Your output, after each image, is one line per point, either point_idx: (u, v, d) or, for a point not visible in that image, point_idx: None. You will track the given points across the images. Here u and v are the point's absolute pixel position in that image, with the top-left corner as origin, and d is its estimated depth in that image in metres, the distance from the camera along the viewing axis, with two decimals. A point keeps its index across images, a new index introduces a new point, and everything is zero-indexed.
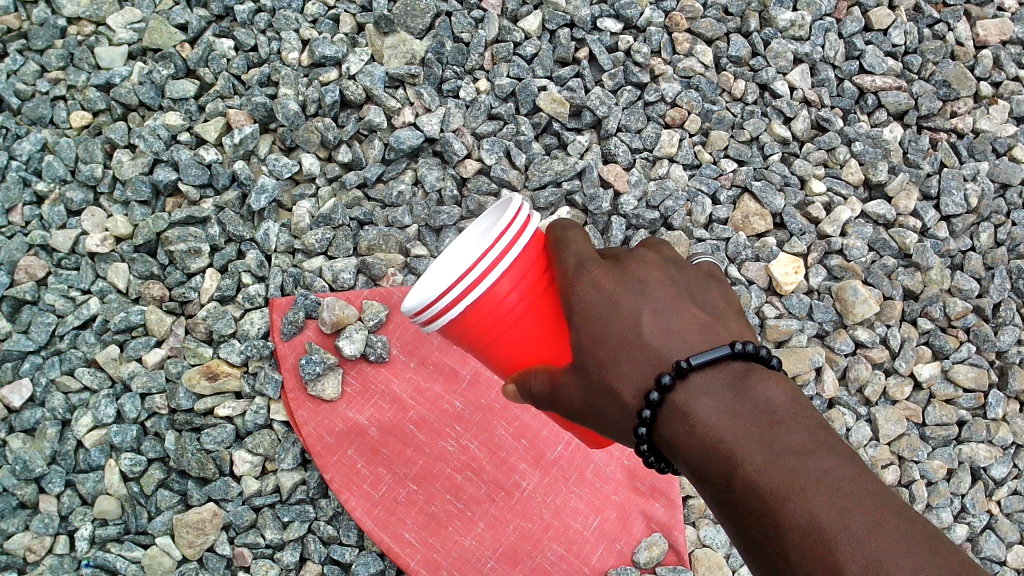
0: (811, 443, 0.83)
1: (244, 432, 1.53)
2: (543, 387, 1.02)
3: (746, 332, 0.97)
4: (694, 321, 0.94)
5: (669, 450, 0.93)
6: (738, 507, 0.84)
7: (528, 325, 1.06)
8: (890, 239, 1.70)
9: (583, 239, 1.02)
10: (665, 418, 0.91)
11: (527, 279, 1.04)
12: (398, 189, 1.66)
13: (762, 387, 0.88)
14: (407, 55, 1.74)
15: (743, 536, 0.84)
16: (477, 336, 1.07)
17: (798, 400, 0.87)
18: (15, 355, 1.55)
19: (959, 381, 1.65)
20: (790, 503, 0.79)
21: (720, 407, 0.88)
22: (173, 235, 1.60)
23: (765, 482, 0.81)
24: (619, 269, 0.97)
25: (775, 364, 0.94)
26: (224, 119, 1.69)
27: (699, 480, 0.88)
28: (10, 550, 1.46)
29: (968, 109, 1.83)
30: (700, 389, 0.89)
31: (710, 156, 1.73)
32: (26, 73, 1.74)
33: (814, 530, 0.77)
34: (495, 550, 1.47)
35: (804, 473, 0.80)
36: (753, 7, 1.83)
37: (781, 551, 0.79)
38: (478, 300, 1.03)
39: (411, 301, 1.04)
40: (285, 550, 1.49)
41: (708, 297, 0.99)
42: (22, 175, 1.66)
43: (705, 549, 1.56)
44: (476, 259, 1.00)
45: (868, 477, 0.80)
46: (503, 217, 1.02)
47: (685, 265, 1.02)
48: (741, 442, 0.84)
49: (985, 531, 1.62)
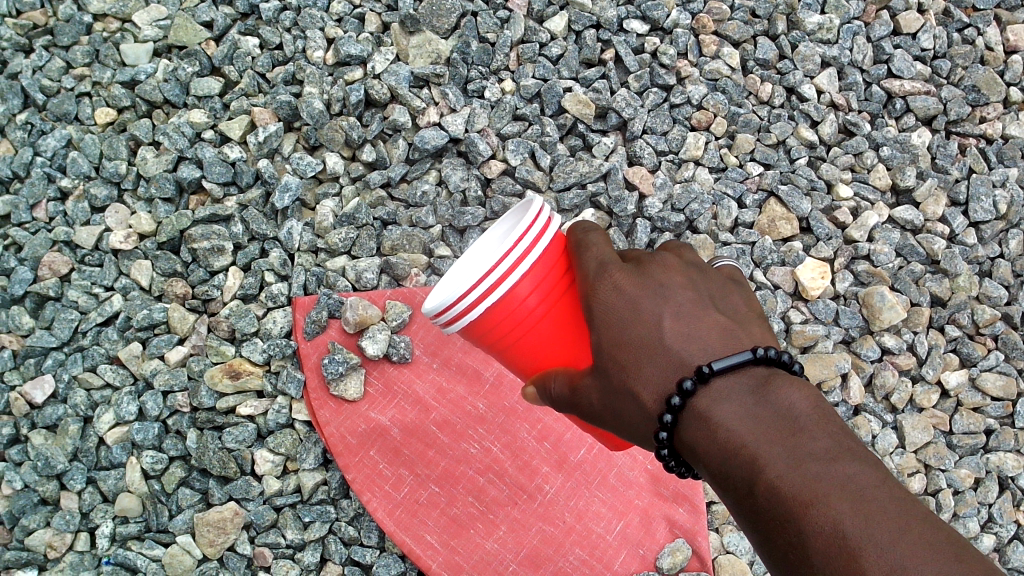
0: (834, 448, 0.81)
1: (266, 431, 1.52)
2: (563, 391, 1.01)
3: (767, 338, 0.96)
4: (715, 325, 0.93)
5: (690, 455, 0.91)
6: (760, 513, 0.82)
7: (548, 326, 1.05)
8: (918, 245, 1.68)
9: (604, 242, 1.01)
10: (686, 423, 0.90)
11: (548, 280, 1.03)
12: (422, 189, 1.65)
13: (784, 392, 0.86)
14: (432, 55, 1.73)
15: (766, 542, 0.82)
16: (496, 338, 1.06)
17: (821, 406, 0.86)
18: (38, 351, 1.56)
19: (987, 389, 1.64)
20: (814, 508, 0.77)
21: (742, 413, 0.86)
22: (196, 233, 1.58)
23: (787, 488, 0.79)
24: (639, 271, 0.96)
25: (798, 369, 0.92)
26: (248, 117, 1.69)
27: (721, 486, 0.87)
28: (31, 546, 1.46)
29: (997, 115, 1.81)
30: (722, 394, 0.88)
31: (736, 159, 1.72)
32: (52, 70, 1.74)
33: (837, 537, 0.75)
34: (517, 553, 1.46)
35: (828, 479, 0.78)
36: (780, 10, 1.82)
37: (804, 558, 0.77)
38: (498, 301, 1.02)
39: (432, 302, 1.03)
40: (306, 551, 1.49)
41: (729, 302, 0.98)
42: (46, 171, 1.66)
43: (728, 555, 1.54)
44: (498, 260, 0.99)
45: (891, 485, 0.78)
46: (524, 220, 1.02)
47: (706, 269, 1.01)
48: (763, 447, 0.83)
49: (1012, 542, 1.61)
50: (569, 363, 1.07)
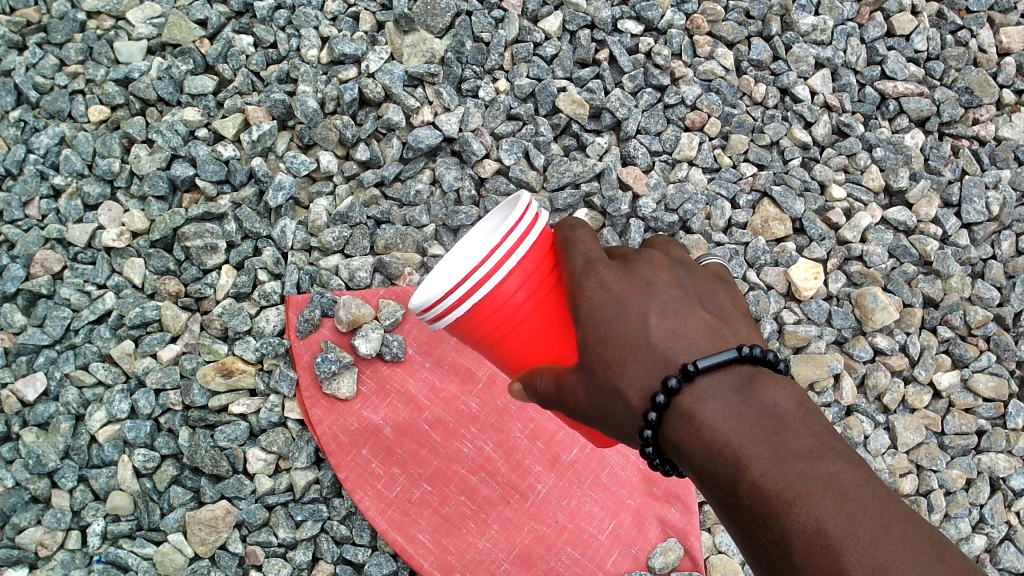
0: (818, 447, 0.81)
1: (259, 429, 1.52)
2: (549, 387, 1.01)
3: (753, 336, 0.96)
4: (701, 322, 0.93)
5: (674, 453, 0.91)
6: (743, 511, 0.82)
7: (535, 323, 1.05)
8: (911, 246, 1.69)
9: (591, 239, 1.01)
10: (671, 421, 0.90)
11: (535, 277, 1.03)
12: (415, 188, 1.65)
13: (768, 390, 0.86)
14: (428, 54, 1.72)
15: (749, 541, 0.82)
16: (483, 334, 1.06)
17: (805, 404, 0.86)
18: (30, 349, 1.56)
19: (978, 391, 1.64)
20: (797, 507, 0.77)
21: (726, 411, 0.86)
22: (189, 231, 1.58)
23: (771, 487, 0.79)
24: (626, 269, 0.96)
25: (783, 367, 0.92)
26: (242, 115, 1.68)
27: (705, 484, 0.87)
28: (22, 544, 1.45)
29: (990, 117, 1.82)
30: (706, 391, 0.88)
31: (730, 160, 1.72)
32: (45, 67, 1.74)
33: (820, 535, 0.75)
34: (509, 553, 1.46)
35: (811, 477, 0.78)
36: (775, 11, 1.83)
37: (786, 556, 0.77)
38: (485, 298, 1.02)
39: (418, 298, 1.03)
40: (298, 550, 1.48)
41: (716, 300, 0.98)
42: (39, 169, 1.66)
43: (720, 555, 1.54)
44: (485, 255, 0.99)
45: (874, 483, 0.78)
46: (511, 216, 1.02)
47: (693, 267, 1.01)
48: (747, 445, 0.83)
49: (1004, 543, 1.61)
50: (556, 360, 1.07)
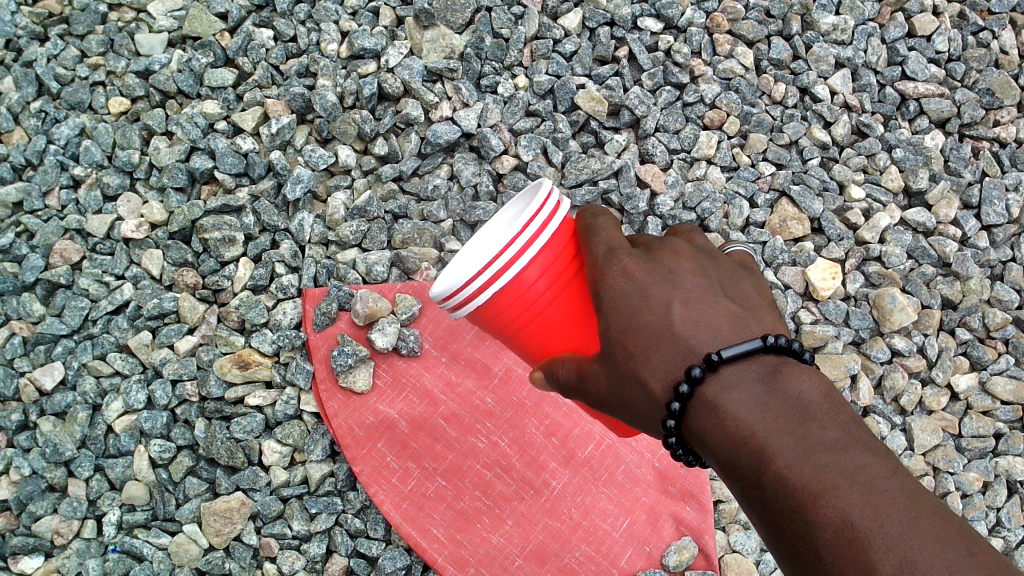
0: (844, 439, 0.80)
1: (274, 422, 1.52)
2: (571, 376, 1.01)
3: (778, 325, 0.96)
4: (725, 311, 0.92)
5: (698, 444, 0.90)
6: (769, 504, 0.81)
7: (555, 312, 1.05)
8: (930, 247, 1.69)
9: (614, 228, 1.01)
10: (695, 411, 0.89)
11: (557, 265, 1.03)
12: (433, 183, 1.66)
13: (794, 381, 0.85)
14: (446, 50, 1.74)
15: (775, 534, 0.81)
16: (504, 323, 1.06)
17: (831, 395, 0.85)
18: (48, 338, 1.56)
19: (996, 393, 1.63)
20: (823, 499, 0.76)
21: (751, 401, 0.85)
22: (208, 224, 1.59)
23: (796, 479, 0.79)
24: (649, 258, 0.96)
25: (808, 358, 0.92)
26: (261, 108, 1.69)
27: (729, 475, 0.86)
28: (38, 533, 1.47)
29: (1012, 118, 1.80)
30: (731, 382, 0.87)
31: (748, 159, 1.72)
32: (66, 58, 1.75)
33: (847, 528, 0.75)
34: (524, 548, 1.46)
35: (838, 469, 0.77)
36: (795, 10, 1.82)
37: (813, 549, 0.77)
38: (506, 286, 1.01)
39: (440, 287, 1.03)
40: (312, 542, 1.48)
41: (739, 289, 0.98)
42: (59, 159, 1.67)
43: (734, 554, 1.54)
44: (507, 243, 0.99)
45: (902, 476, 0.77)
46: (532, 204, 1.01)
47: (717, 256, 1.00)
48: (772, 436, 0.82)
49: (1020, 547, 1.60)
50: (577, 349, 1.07)
